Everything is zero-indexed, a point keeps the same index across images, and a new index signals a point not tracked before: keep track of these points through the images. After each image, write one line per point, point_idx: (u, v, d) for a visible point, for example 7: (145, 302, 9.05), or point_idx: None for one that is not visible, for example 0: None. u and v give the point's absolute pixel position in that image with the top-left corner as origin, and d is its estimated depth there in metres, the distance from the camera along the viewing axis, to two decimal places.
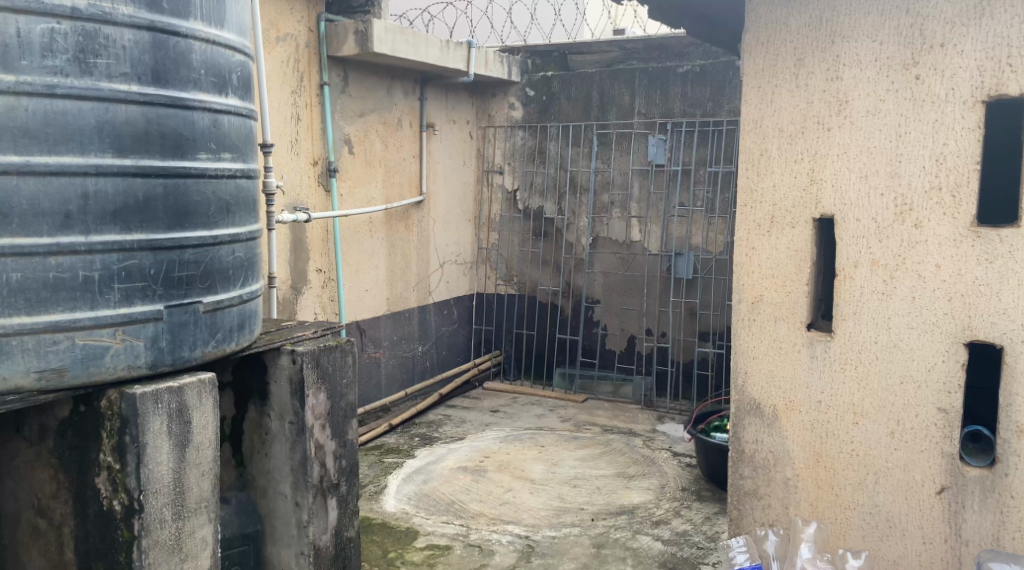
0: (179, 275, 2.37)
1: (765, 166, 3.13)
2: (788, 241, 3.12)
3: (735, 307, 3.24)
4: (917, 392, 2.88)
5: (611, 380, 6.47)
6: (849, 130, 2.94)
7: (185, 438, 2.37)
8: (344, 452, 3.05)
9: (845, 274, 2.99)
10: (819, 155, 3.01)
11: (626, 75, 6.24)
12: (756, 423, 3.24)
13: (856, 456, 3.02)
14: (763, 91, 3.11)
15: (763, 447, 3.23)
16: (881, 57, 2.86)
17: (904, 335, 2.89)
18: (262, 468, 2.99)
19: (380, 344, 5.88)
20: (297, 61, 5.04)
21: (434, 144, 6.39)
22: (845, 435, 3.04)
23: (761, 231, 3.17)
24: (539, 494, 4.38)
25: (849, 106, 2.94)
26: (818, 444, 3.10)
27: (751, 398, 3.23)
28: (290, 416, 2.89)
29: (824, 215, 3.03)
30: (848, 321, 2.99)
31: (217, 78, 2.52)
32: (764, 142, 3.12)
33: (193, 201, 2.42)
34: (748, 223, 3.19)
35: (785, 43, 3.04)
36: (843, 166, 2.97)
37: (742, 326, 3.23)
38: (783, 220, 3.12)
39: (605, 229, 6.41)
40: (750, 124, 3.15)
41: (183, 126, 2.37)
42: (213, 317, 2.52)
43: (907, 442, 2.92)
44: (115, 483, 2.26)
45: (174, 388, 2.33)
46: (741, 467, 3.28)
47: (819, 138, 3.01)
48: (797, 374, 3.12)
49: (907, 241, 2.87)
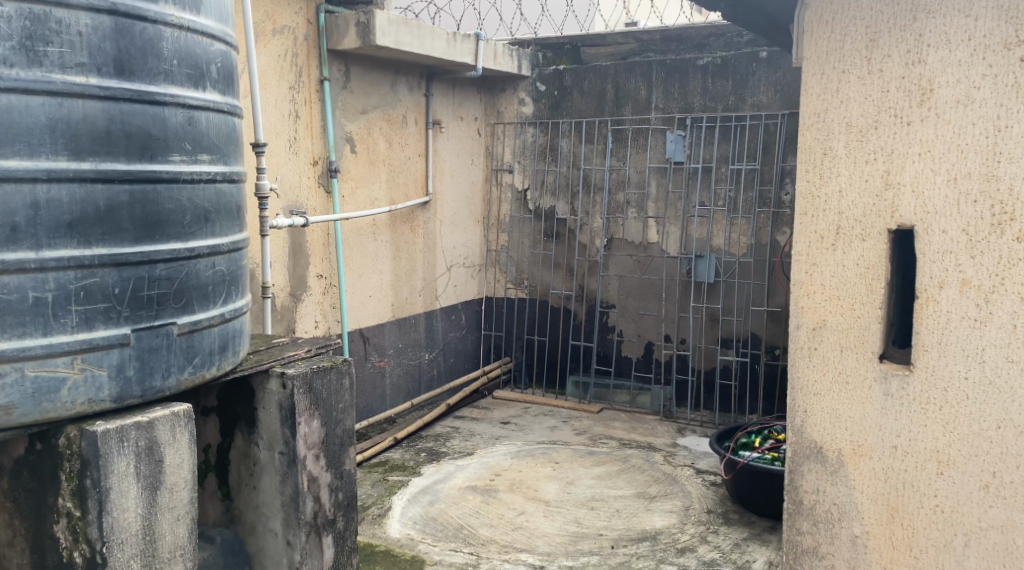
0: (148, 294, 2.09)
1: (827, 168, 2.45)
2: (857, 255, 2.43)
3: (792, 333, 2.56)
4: (1019, 440, 2.21)
5: (628, 389, 6.14)
6: (934, 124, 2.27)
7: (156, 480, 2.08)
8: (341, 484, 2.76)
9: (927, 297, 2.32)
10: (897, 154, 2.33)
11: (642, 68, 5.93)
12: (815, 468, 2.57)
13: (941, 513, 2.36)
14: (827, 80, 2.43)
15: (825, 498, 2.56)
16: (977, 36, 2.19)
17: (1002, 370, 2.22)
18: (250, 502, 2.71)
19: (385, 352, 5.59)
20: (296, 55, 4.75)
21: (441, 142, 6.09)
22: (927, 488, 2.37)
23: (823, 244, 2.48)
24: (555, 518, 4.09)
25: (935, 96, 2.26)
26: (893, 496, 2.43)
27: (811, 441, 2.56)
28: (281, 446, 2.61)
29: (902, 227, 2.35)
30: (931, 352, 2.32)
31: (193, 70, 2.23)
32: (829, 140, 2.45)
33: (165, 209, 2.13)
34: (807, 234, 2.50)
35: (853, 21, 2.37)
36: (925, 168, 2.29)
37: (801, 356, 2.55)
38: (852, 231, 2.43)
39: (621, 230, 6.10)
40: (811, 118, 2.47)
41: (153, 124, 2.08)
42: (189, 340, 2.23)
43: (1006, 499, 2.25)
44: (75, 533, 1.98)
45: (143, 423, 2.05)
46: (799, 521, 2.61)
47: (896, 134, 2.33)
48: (862, 415, 2.45)
49: (1007, 257, 2.19)
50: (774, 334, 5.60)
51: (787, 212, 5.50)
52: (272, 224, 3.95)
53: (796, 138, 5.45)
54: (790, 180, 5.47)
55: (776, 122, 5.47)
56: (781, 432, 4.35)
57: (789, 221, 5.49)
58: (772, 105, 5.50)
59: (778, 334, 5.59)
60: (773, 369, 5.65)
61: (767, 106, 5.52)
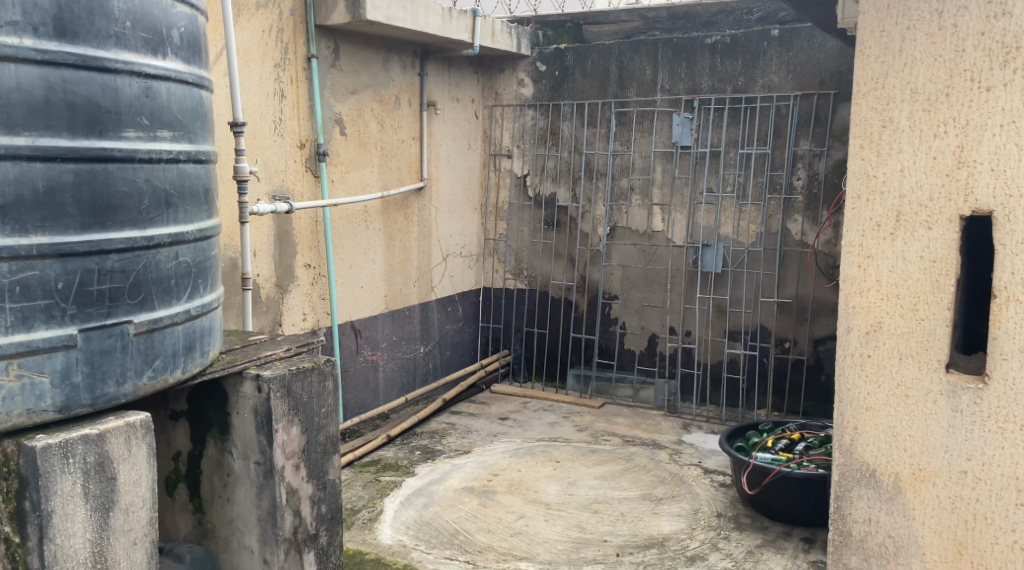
0: (97, 289, 1.83)
1: (888, 144, 2.68)
2: (920, 247, 2.65)
3: (846, 339, 2.80)
4: None
5: (630, 383, 5.91)
6: (1015, 91, 2.46)
7: (108, 500, 1.84)
8: (324, 496, 2.52)
9: (1006, 296, 2.51)
10: (973, 125, 2.53)
11: (647, 46, 5.66)
12: (870, 495, 2.83)
13: (1013, 547, 2.58)
14: (891, 40, 2.65)
15: (881, 529, 2.82)
16: None
17: None
18: (224, 515, 2.47)
19: (378, 346, 5.35)
20: (281, 30, 4.48)
21: (436, 125, 5.83)
22: (1001, 519, 2.58)
23: (881, 233, 2.72)
24: (556, 522, 3.85)
25: (1018, 55, 2.45)
26: (959, 530, 2.66)
27: (865, 464, 2.82)
28: (256, 456, 2.36)
29: (977, 212, 2.54)
30: (1009, 362, 2.51)
31: (150, 34, 1.96)
32: (889, 111, 2.68)
33: (118, 192, 1.87)
34: (863, 222, 2.75)
35: None
36: (1005, 141, 2.49)
37: (853, 364, 2.80)
38: (912, 220, 2.66)
39: (625, 218, 5.84)
40: (870, 84, 2.70)
41: (102, 94, 1.82)
42: (148, 341, 1.98)
43: None
44: (14, 561, 1.73)
45: (91, 437, 1.79)
46: (849, 553, 2.89)
47: (972, 100, 2.53)
48: (924, 434, 2.69)
49: None
50: (783, 326, 5.40)
51: (798, 198, 5.26)
52: (252, 210, 3.68)
53: (808, 120, 5.20)
54: (801, 165, 5.24)
55: (787, 104, 5.25)
56: (796, 432, 4.14)
57: (801, 207, 5.26)
58: (784, 86, 5.25)
59: (788, 325, 5.39)
60: (782, 362, 5.45)
61: (778, 87, 5.27)
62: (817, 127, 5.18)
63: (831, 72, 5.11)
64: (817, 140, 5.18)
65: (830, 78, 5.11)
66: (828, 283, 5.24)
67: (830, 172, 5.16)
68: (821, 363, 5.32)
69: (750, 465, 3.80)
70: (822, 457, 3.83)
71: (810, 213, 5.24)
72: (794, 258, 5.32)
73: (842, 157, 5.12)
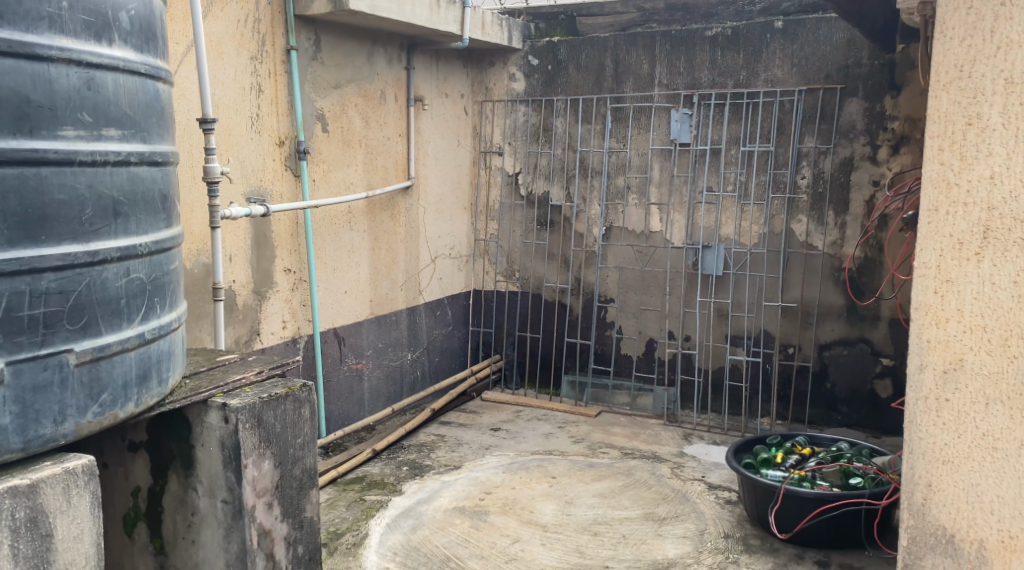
0: (29, 314, 1.56)
1: (974, 146, 2.09)
2: (1011, 270, 2.04)
3: (918, 377, 2.24)
4: None
5: (627, 390, 5.67)
6: None
7: (42, 561, 1.57)
8: (300, 536, 2.29)
9: None
10: None
11: (644, 39, 5.41)
12: (947, 564, 2.24)
13: None
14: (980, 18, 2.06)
15: None
16: None
17: None
18: (188, 559, 2.21)
19: (363, 354, 5.09)
20: (257, 20, 4.22)
21: (424, 121, 5.55)
22: None
23: (964, 255, 2.13)
24: (554, 547, 3.61)
25: None
26: None
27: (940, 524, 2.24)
28: (223, 494, 2.10)
29: None
30: None
31: (93, 16, 1.69)
32: (976, 106, 2.08)
33: (53, 200, 1.60)
34: (939, 240, 2.17)
35: None
36: None
37: (929, 407, 2.23)
38: (1003, 239, 2.05)
39: (621, 218, 5.60)
40: (953, 72, 2.12)
41: (33, 86, 1.55)
42: (92, 372, 1.71)
43: None
44: None
45: (22, 488, 1.53)
46: None
47: None
48: (1015, 493, 2.08)
49: None
50: (788, 331, 5.20)
51: (803, 197, 5.05)
52: (226, 213, 3.41)
53: (813, 116, 4.98)
54: (806, 164, 5.03)
55: (792, 99, 5.02)
56: (805, 448, 3.94)
57: (806, 207, 5.05)
58: (788, 80, 5.02)
59: (791, 330, 5.19)
60: (787, 369, 5.24)
61: (781, 82, 5.04)
62: (822, 123, 4.96)
63: (837, 66, 4.90)
64: (823, 137, 4.97)
65: (836, 72, 4.90)
66: (834, 286, 5.05)
67: (836, 170, 4.96)
68: (826, 370, 5.14)
69: (783, 491, 3.49)
70: (835, 475, 3.62)
71: (815, 214, 5.04)
72: (799, 259, 5.11)
73: (849, 155, 4.93)
